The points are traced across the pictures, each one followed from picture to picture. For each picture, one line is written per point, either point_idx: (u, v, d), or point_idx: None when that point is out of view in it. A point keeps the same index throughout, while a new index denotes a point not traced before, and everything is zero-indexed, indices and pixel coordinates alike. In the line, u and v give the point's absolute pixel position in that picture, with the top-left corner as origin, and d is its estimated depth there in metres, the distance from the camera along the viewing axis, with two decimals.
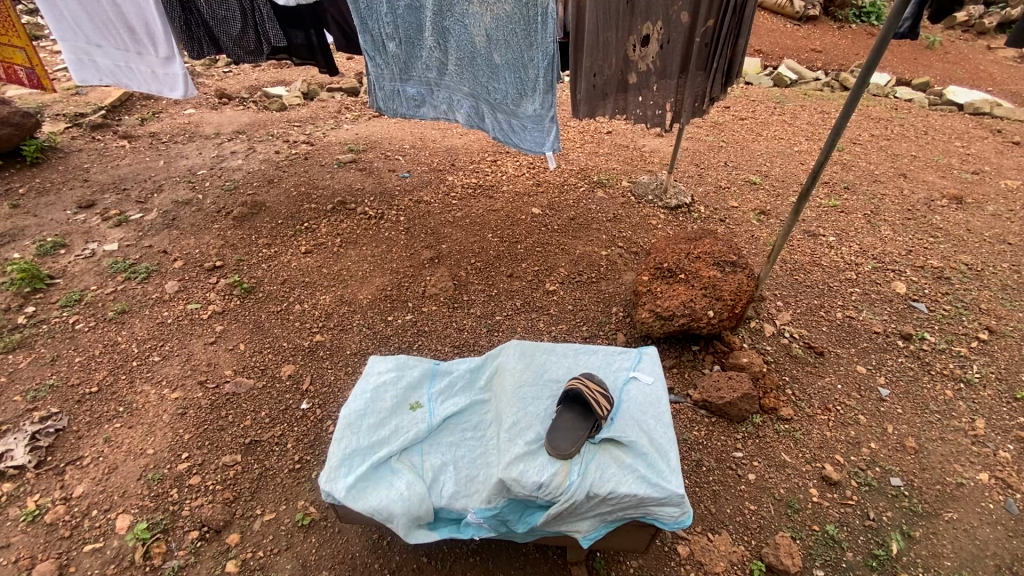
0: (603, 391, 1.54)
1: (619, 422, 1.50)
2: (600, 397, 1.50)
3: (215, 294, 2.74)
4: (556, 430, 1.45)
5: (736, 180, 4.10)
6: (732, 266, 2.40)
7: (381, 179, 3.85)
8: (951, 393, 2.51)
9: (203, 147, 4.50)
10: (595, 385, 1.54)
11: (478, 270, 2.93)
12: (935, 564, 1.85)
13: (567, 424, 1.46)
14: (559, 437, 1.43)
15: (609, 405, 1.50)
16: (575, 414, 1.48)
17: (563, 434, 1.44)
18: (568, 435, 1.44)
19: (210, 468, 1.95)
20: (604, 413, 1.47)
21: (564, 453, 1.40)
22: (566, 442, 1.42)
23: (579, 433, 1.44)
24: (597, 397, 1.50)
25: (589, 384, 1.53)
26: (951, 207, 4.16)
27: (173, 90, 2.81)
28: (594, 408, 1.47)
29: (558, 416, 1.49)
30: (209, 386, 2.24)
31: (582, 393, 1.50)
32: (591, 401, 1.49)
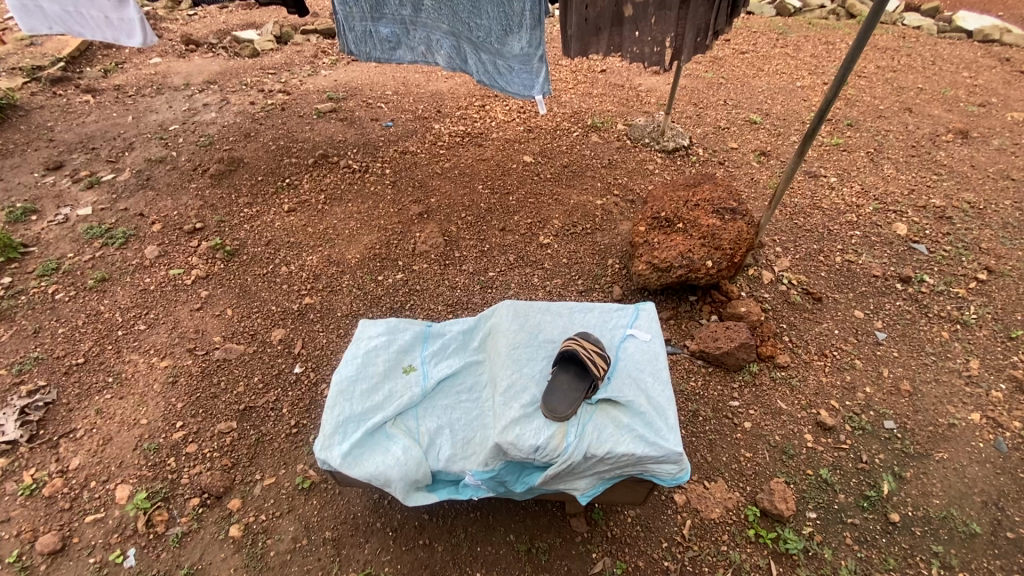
0: (601, 349, 1.51)
1: (617, 381, 1.47)
2: (597, 357, 1.47)
3: (198, 258, 2.64)
4: (552, 392, 1.42)
5: (735, 119, 3.93)
6: (732, 213, 2.31)
7: (364, 129, 3.67)
8: (947, 334, 2.51)
9: (173, 100, 4.26)
10: (591, 345, 1.50)
11: (469, 224, 2.83)
12: (925, 503, 1.88)
13: (563, 384, 1.44)
14: (556, 399, 1.41)
15: (607, 363, 1.47)
16: (572, 373, 1.46)
17: (561, 397, 1.41)
18: (564, 395, 1.41)
19: (206, 436, 1.93)
20: (601, 372, 1.44)
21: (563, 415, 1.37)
22: (564, 404, 1.40)
23: (577, 393, 1.42)
24: (594, 356, 1.47)
25: (585, 344, 1.50)
26: (956, 142, 4.04)
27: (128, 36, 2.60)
28: (590, 367, 1.44)
29: (552, 377, 1.46)
30: (198, 354, 2.20)
31: (578, 352, 1.47)
32: (586, 360, 1.45)
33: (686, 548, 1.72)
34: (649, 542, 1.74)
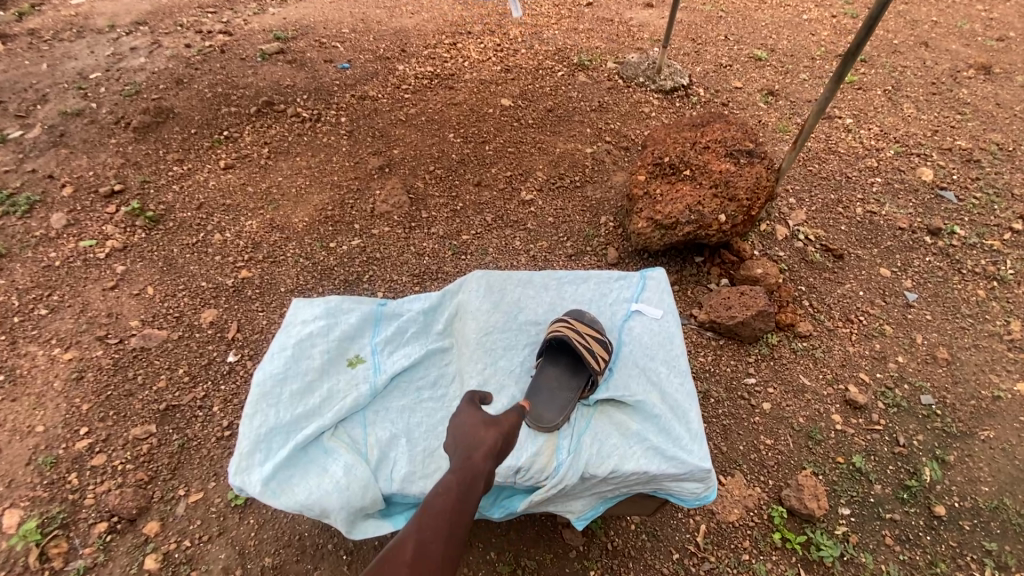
0: (601, 336, 1.28)
1: (621, 378, 1.23)
2: (595, 346, 1.24)
3: (114, 226, 2.21)
4: (537, 390, 1.21)
5: (738, 56, 3.50)
6: (748, 156, 1.94)
7: (316, 72, 3.17)
8: (983, 293, 2.21)
9: (95, 44, 3.68)
10: (588, 332, 1.26)
11: (438, 179, 2.43)
12: (973, 491, 1.63)
13: (552, 382, 1.22)
14: (541, 401, 1.19)
15: (608, 354, 1.24)
16: (563, 368, 1.23)
17: (548, 398, 1.19)
18: (553, 397, 1.19)
19: (118, 445, 1.58)
20: (599, 366, 1.21)
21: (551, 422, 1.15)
22: (551, 407, 1.18)
23: (568, 393, 1.20)
24: (591, 346, 1.24)
25: (581, 330, 1.26)
26: (978, 78, 3.66)
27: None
28: (586, 360, 1.21)
29: (540, 372, 1.24)
30: (110, 343, 1.81)
31: (571, 340, 1.23)
32: (582, 351, 1.22)
33: (702, 560, 1.45)
34: (657, 553, 1.45)
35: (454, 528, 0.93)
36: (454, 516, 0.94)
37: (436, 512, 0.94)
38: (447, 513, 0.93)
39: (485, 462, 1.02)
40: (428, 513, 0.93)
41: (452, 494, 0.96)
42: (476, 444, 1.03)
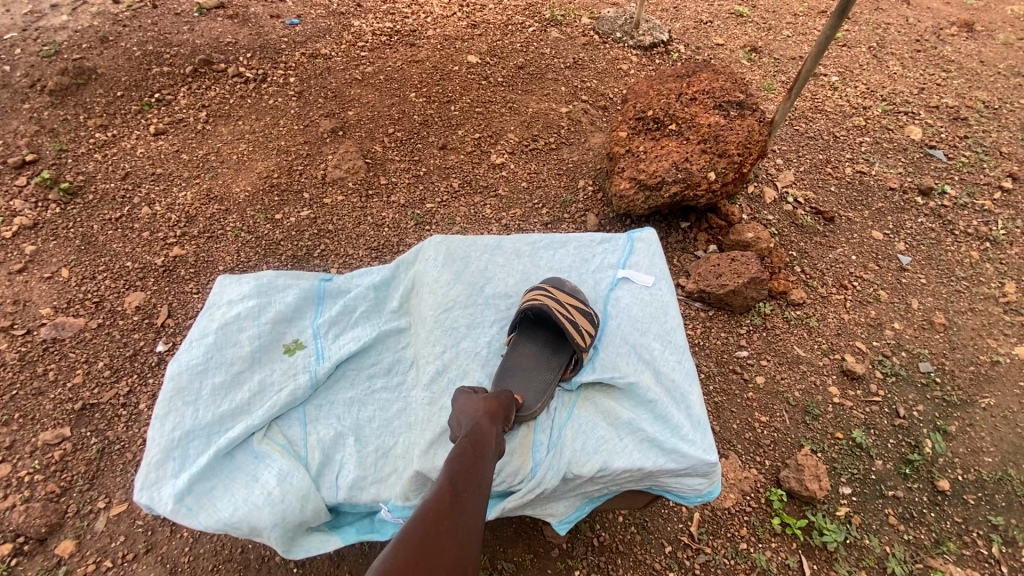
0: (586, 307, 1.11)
1: (607, 358, 1.06)
2: (579, 318, 1.07)
3: (23, 201, 1.92)
4: (510, 370, 1.04)
5: (719, 11, 3.30)
6: (737, 108, 1.76)
7: (261, 28, 2.85)
8: (977, 254, 2.12)
9: (10, 1, 3.27)
10: (572, 303, 1.09)
11: (398, 142, 2.19)
12: (976, 463, 1.53)
13: (528, 361, 1.05)
14: (515, 383, 1.02)
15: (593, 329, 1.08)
16: (541, 344, 1.07)
17: (524, 379, 1.02)
18: (529, 377, 1.03)
19: (24, 452, 1.35)
20: (585, 343, 1.05)
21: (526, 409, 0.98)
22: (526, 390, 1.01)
23: (547, 374, 1.04)
24: (576, 318, 1.07)
25: (566, 300, 1.09)
26: (961, 36, 3.55)
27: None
28: (572, 334, 1.04)
29: (514, 349, 1.08)
30: (16, 334, 1.56)
31: (554, 312, 1.07)
32: (566, 324, 1.05)
33: (697, 552, 1.32)
34: (649, 548, 1.32)
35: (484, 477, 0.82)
36: (482, 466, 0.83)
37: (458, 468, 0.81)
38: (470, 466, 0.81)
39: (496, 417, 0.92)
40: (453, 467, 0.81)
41: (472, 448, 0.84)
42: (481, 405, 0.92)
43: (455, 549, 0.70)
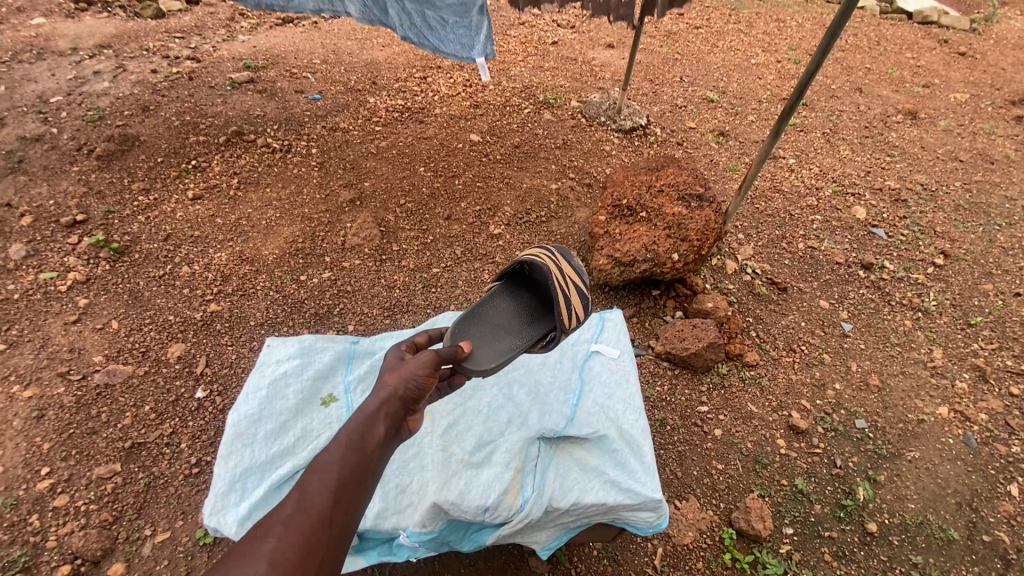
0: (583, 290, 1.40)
1: (582, 412, 1.31)
2: (571, 295, 1.35)
3: (77, 258, 2.19)
4: (487, 319, 1.39)
5: (692, 97, 3.74)
6: (698, 200, 2.10)
7: (287, 102, 3.21)
8: (910, 323, 2.44)
9: (57, 67, 3.64)
10: (569, 280, 1.38)
11: (409, 212, 2.51)
12: (900, 508, 1.79)
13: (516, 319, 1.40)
14: (489, 331, 1.36)
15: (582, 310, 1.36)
16: (529, 308, 1.42)
17: (496, 330, 1.36)
18: (511, 330, 1.37)
19: (81, 485, 1.57)
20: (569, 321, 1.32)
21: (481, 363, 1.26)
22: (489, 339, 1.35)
23: (517, 336, 1.36)
24: (568, 295, 1.35)
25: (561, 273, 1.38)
26: (906, 122, 4.02)
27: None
28: (557, 304, 1.31)
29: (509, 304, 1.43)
30: (73, 379, 1.80)
31: (550, 278, 1.36)
32: (557, 293, 1.33)
33: None
34: None
35: (354, 470, 0.86)
36: (353, 459, 0.86)
37: (319, 476, 0.83)
38: (330, 475, 0.83)
39: (387, 409, 0.97)
40: (320, 461, 0.85)
41: (345, 441, 0.89)
42: (379, 386, 0.98)
43: (290, 550, 0.74)
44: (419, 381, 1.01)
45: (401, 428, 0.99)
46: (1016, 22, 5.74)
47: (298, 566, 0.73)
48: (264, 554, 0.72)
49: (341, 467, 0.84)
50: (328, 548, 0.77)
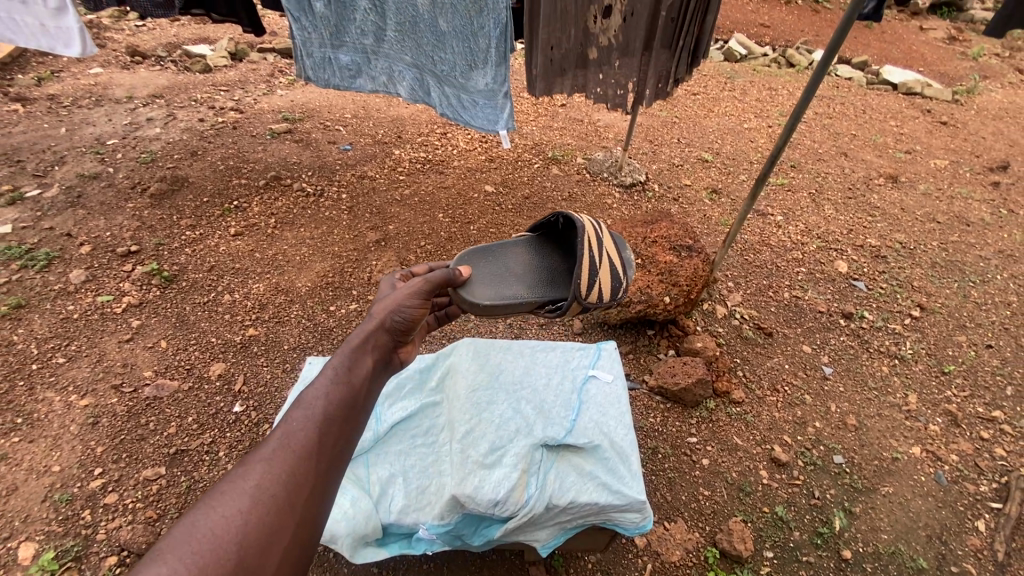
0: (612, 272, 1.58)
1: (581, 424, 1.50)
2: (590, 260, 1.53)
3: (131, 284, 2.45)
4: (511, 268, 1.68)
5: (688, 157, 4.09)
6: (688, 250, 2.36)
7: (320, 151, 3.56)
8: (887, 369, 2.62)
9: (114, 113, 4.04)
10: (594, 250, 1.55)
11: (428, 253, 2.77)
12: (874, 538, 1.94)
13: (530, 278, 1.66)
14: (504, 280, 1.64)
15: (592, 289, 1.52)
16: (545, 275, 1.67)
17: (513, 280, 1.64)
18: (523, 284, 1.64)
19: (129, 485, 1.75)
20: (579, 288, 1.50)
21: (475, 293, 1.54)
22: (500, 281, 1.63)
23: (525, 290, 1.62)
24: (588, 261, 1.53)
25: (590, 243, 1.55)
26: (887, 185, 4.33)
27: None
28: (576, 266, 1.50)
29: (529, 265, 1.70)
30: (125, 391, 2.01)
31: (581, 242, 1.55)
32: (579, 257, 1.52)
33: None
34: None
35: (339, 407, 0.95)
36: (337, 396, 0.96)
37: (307, 414, 0.91)
38: (318, 412, 0.92)
39: (372, 342, 1.13)
40: (304, 399, 0.93)
41: (329, 379, 0.98)
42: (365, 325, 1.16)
43: (279, 474, 0.80)
44: (402, 319, 1.21)
45: (382, 364, 1.14)
46: (994, 96, 6.18)
47: (286, 492, 0.79)
48: (252, 481, 0.78)
49: (326, 404, 0.93)
50: (316, 477, 0.84)
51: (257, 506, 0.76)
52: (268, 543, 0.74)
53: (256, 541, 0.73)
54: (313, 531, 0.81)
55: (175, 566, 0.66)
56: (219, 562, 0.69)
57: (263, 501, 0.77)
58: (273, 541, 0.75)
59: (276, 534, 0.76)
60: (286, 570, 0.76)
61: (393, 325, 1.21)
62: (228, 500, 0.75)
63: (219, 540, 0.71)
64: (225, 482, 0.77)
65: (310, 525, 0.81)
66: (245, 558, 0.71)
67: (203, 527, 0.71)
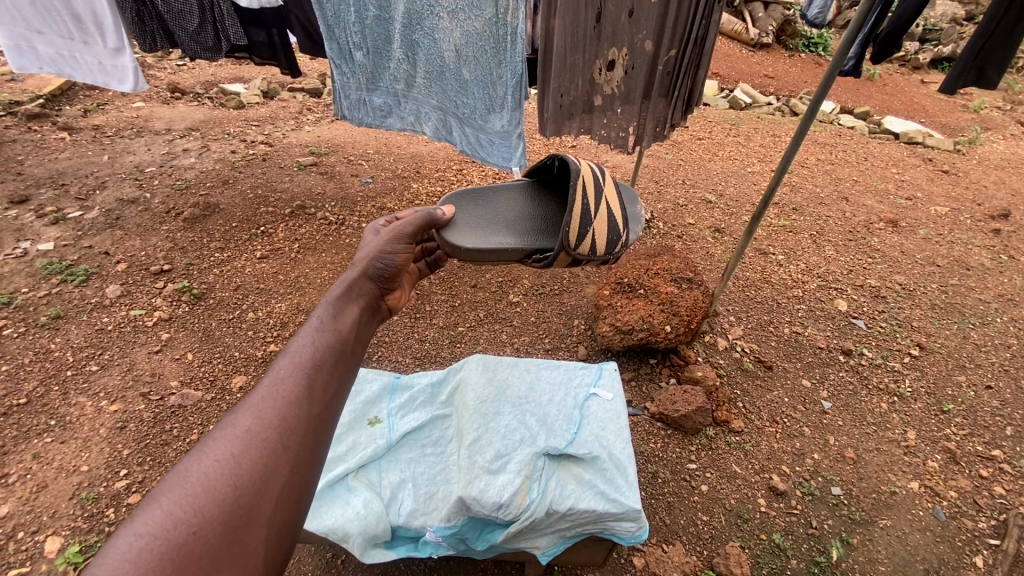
0: (604, 223, 1.62)
1: (581, 436, 1.59)
2: (578, 206, 1.56)
3: (162, 299, 2.61)
4: (501, 218, 1.79)
5: (693, 198, 4.25)
6: (688, 282, 2.47)
7: (343, 183, 3.78)
8: (886, 405, 2.66)
9: (152, 143, 4.32)
10: (583, 195, 1.58)
11: (441, 280, 2.92)
12: (871, 570, 1.96)
13: (518, 229, 1.75)
14: (492, 228, 1.74)
15: (577, 236, 1.56)
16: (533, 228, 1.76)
17: (498, 228, 1.74)
18: (510, 234, 1.73)
19: (152, 486, 1.86)
20: (567, 238, 1.55)
21: (459, 238, 1.64)
22: (490, 230, 1.73)
23: (512, 237, 1.70)
24: (577, 208, 1.56)
25: (582, 189, 1.58)
26: (888, 230, 4.44)
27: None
28: (565, 213, 1.53)
29: (515, 217, 1.82)
30: (152, 399, 2.14)
31: (572, 187, 1.58)
32: (569, 203, 1.55)
33: None
34: None
35: (329, 352, 0.91)
36: (326, 341, 0.93)
37: (297, 359, 0.88)
38: (308, 357, 0.88)
39: (357, 292, 1.11)
40: (292, 347, 0.90)
41: (316, 326, 0.95)
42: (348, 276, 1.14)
43: (269, 420, 0.78)
44: (385, 267, 1.22)
45: (371, 310, 1.12)
46: (996, 147, 6.35)
47: (279, 434, 0.77)
48: (242, 428, 0.76)
49: (314, 351, 0.90)
50: (311, 418, 0.82)
51: (250, 450, 0.74)
52: (264, 482, 0.73)
53: (250, 483, 0.72)
54: (313, 471, 0.79)
55: (168, 509, 0.66)
56: (213, 503, 0.68)
57: (255, 444, 0.75)
58: (270, 481, 0.73)
59: (273, 475, 0.74)
60: (287, 507, 0.74)
61: (376, 272, 1.20)
62: (220, 446, 0.73)
63: (212, 482, 0.70)
64: (213, 429, 0.75)
65: (310, 463, 0.79)
66: (242, 499, 0.70)
67: (195, 473, 0.70)
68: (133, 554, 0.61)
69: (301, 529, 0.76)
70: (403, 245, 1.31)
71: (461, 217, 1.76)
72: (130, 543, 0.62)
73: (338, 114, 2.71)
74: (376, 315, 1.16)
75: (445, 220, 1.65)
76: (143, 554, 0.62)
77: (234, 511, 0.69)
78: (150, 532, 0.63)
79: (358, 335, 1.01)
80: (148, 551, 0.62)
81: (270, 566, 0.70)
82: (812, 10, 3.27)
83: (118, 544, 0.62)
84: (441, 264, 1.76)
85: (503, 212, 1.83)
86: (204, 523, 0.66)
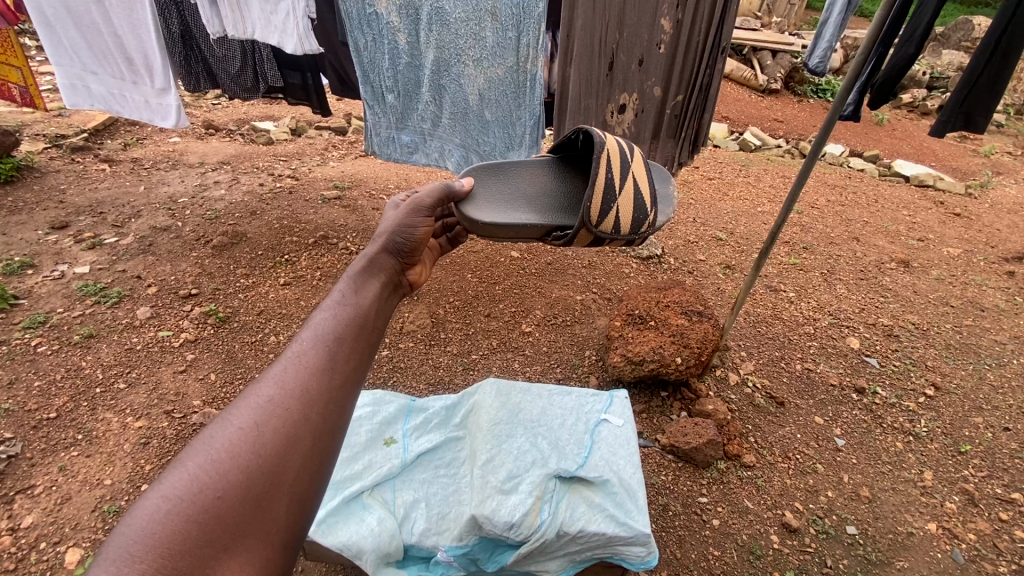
0: (629, 198, 1.64)
1: (592, 460, 1.62)
2: (601, 182, 1.58)
3: (189, 322, 2.73)
4: (519, 194, 1.83)
5: (704, 235, 4.33)
6: (699, 315, 2.52)
7: (365, 215, 3.94)
8: (901, 444, 2.63)
9: (186, 175, 4.56)
10: (608, 170, 1.60)
11: (456, 309, 3.00)
12: None
13: (537, 206, 1.79)
14: (512, 205, 1.77)
15: (599, 213, 1.60)
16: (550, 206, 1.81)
17: (517, 206, 1.77)
18: (530, 211, 1.76)
19: None
20: (589, 215, 1.59)
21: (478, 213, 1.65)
22: (510, 207, 1.75)
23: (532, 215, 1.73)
24: (600, 184, 1.58)
25: (605, 164, 1.60)
26: (899, 269, 4.45)
27: (280, 45, 2.63)
28: (588, 189, 1.56)
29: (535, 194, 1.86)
30: (175, 417, 2.21)
31: (595, 163, 1.60)
32: (592, 180, 1.57)
33: None
34: None
35: (348, 326, 0.96)
36: (346, 318, 0.98)
37: (318, 334, 0.93)
38: (327, 332, 0.93)
39: (375, 271, 1.16)
40: (314, 321, 0.96)
41: (336, 303, 1.00)
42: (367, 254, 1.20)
43: (291, 390, 0.83)
44: (400, 245, 1.27)
45: (388, 285, 1.17)
46: (1007, 190, 6.39)
47: (300, 404, 0.82)
48: (265, 397, 0.81)
49: (334, 326, 0.95)
50: (332, 389, 0.87)
51: (272, 420, 0.79)
52: (286, 450, 0.77)
53: (273, 449, 0.77)
54: (334, 440, 0.83)
55: (194, 474, 0.71)
56: (237, 469, 0.73)
57: (278, 414, 0.80)
58: (292, 449, 0.78)
59: (296, 443, 0.79)
60: (310, 472, 0.79)
61: (393, 249, 1.26)
62: (245, 415, 0.78)
63: (236, 450, 0.75)
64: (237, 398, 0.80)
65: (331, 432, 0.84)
66: (265, 465, 0.75)
67: (220, 439, 0.76)
68: (160, 515, 0.67)
69: (321, 496, 0.80)
70: (422, 218, 1.37)
71: (480, 191, 1.78)
72: (158, 504, 0.68)
73: (365, 148, 2.90)
74: (395, 291, 1.21)
75: (463, 194, 1.65)
76: (171, 516, 0.67)
77: (257, 476, 0.74)
78: (177, 495, 0.69)
79: (376, 311, 1.06)
80: (175, 513, 0.67)
81: (293, 529, 0.75)
82: (813, 59, 3.44)
83: (148, 505, 0.68)
84: (461, 240, 1.86)
85: (523, 187, 1.86)
86: (230, 487, 0.72)
